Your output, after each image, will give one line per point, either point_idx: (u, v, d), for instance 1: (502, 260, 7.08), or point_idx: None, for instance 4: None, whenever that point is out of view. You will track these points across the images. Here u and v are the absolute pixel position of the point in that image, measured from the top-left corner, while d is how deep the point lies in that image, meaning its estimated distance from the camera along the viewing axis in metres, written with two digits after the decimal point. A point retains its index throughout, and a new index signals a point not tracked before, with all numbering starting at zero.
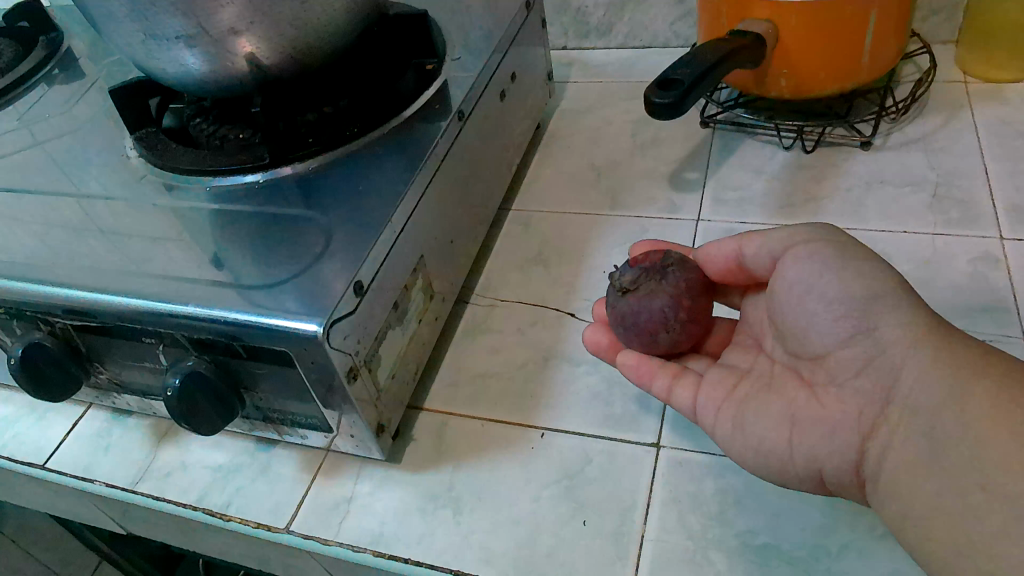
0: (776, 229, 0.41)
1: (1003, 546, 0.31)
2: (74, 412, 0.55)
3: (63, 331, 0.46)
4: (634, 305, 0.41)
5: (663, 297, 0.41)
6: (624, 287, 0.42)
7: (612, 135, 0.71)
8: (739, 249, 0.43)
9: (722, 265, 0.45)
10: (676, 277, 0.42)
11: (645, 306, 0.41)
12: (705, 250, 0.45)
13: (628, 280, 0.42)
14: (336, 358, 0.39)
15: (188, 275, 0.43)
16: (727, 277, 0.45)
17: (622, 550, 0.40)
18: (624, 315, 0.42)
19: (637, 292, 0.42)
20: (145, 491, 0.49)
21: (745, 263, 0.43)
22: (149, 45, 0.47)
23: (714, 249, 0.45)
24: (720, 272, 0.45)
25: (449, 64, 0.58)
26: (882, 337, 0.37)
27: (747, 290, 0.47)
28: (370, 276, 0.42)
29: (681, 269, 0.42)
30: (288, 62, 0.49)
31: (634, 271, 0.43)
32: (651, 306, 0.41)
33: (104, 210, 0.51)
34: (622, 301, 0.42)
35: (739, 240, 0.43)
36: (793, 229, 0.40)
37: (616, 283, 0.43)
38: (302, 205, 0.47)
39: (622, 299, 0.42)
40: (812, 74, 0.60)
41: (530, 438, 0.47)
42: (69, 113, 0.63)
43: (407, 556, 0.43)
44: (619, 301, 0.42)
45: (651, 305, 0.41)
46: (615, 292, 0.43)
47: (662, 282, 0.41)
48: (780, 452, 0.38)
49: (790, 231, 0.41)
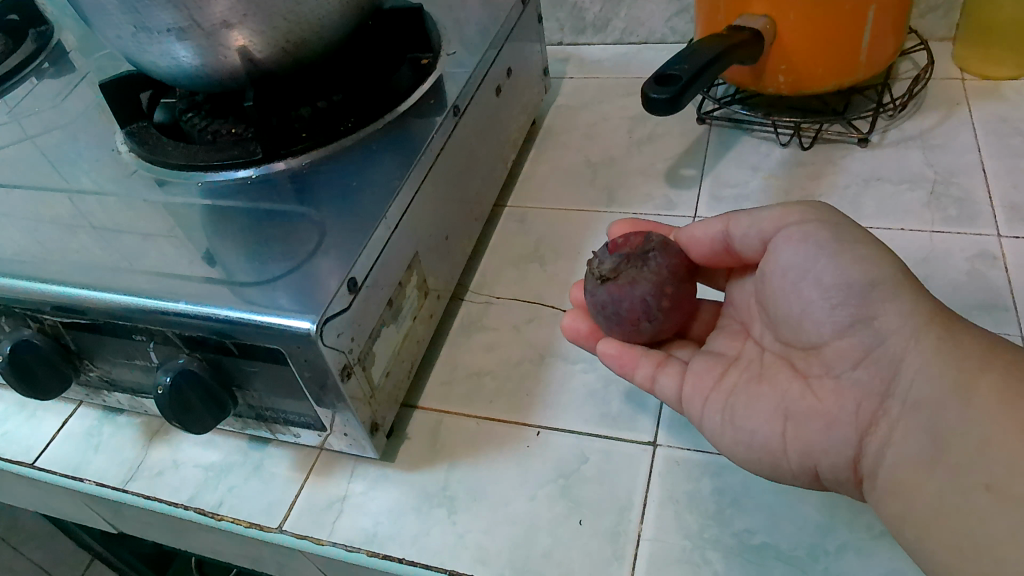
0: (765, 209, 0.41)
1: (1005, 550, 0.31)
2: (65, 410, 0.54)
3: (52, 329, 0.46)
4: (615, 294, 0.41)
5: (644, 284, 0.40)
6: (605, 274, 0.41)
7: (608, 131, 0.71)
8: (727, 230, 0.42)
9: (707, 247, 0.44)
10: (658, 262, 0.41)
11: (627, 294, 0.40)
12: (691, 233, 0.45)
13: (608, 268, 0.41)
14: (330, 356, 0.39)
15: (179, 272, 0.43)
16: (711, 259, 0.45)
17: (619, 550, 0.40)
18: (604, 304, 0.41)
19: (618, 280, 0.41)
20: (135, 490, 0.48)
21: (732, 245, 0.43)
22: (140, 38, 0.46)
23: (699, 230, 0.44)
24: (705, 254, 0.45)
25: (444, 59, 0.58)
26: (882, 329, 0.36)
27: (733, 274, 0.47)
28: (365, 272, 0.42)
29: (663, 254, 0.42)
30: (282, 55, 0.49)
31: (614, 258, 0.41)
32: (633, 294, 0.40)
33: (95, 205, 0.50)
34: (602, 289, 0.41)
35: (725, 222, 0.42)
36: (784, 208, 0.40)
37: (596, 270, 0.42)
38: (295, 200, 0.47)
39: (602, 286, 0.41)
40: (810, 70, 0.59)
41: (526, 437, 0.47)
42: (59, 107, 0.63)
43: (401, 556, 0.42)
44: (598, 289, 0.42)
45: (633, 294, 0.40)
46: (594, 279, 0.42)
47: (644, 268, 0.41)
48: (777, 451, 0.38)
49: (782, 210, 0.40)
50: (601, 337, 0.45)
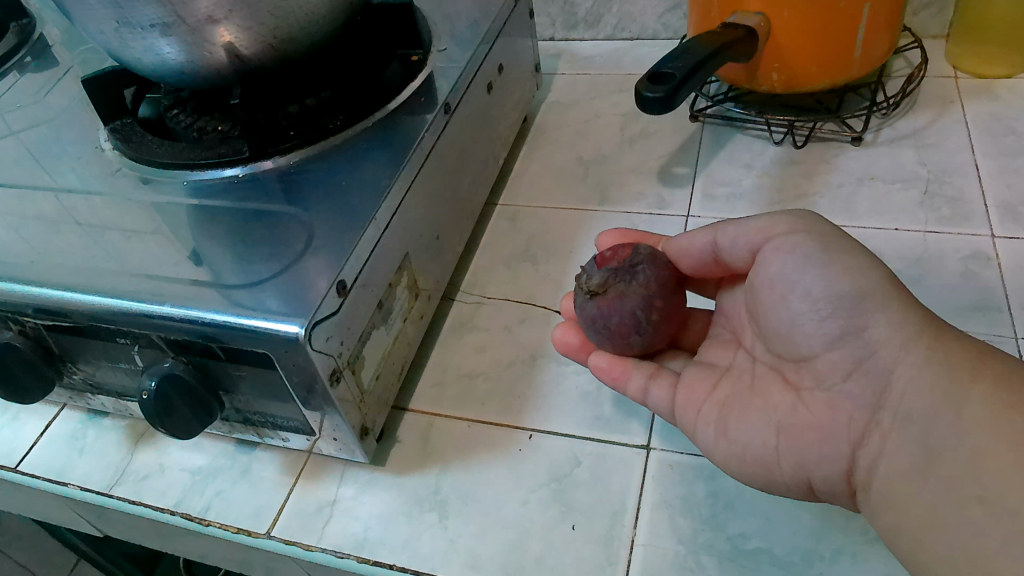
0: (753, 219, 0.40)
1: (999, 563, 0.30)
2: (48, 412, 0.53)
3: (34, 331, 0.45)
4: (603, 308, 0.40)
5: (634, 299, 0.40)
6: (593, 290, 0.41)
7: (601, 128, 0.70)
8: (715, 240, 0.42)
9: (697, 259, 0.44)
10: (646, 275, 0.40)
11: (616, 309, 0.40)
12: (680, 244, 0.44)
13: (596, 282, 0.41)
14: (319, 360, 0.38)
15: (165, 273, 0.42)
16: (701, 270, 0.44)
17: (612, 554, 0.40)
18: (594, 318, 0.41)
19: (606, 295, 0.40)
20: (121, 494, 0.47)
21: (721, 255, 0.42)
22: (123, 33, 0.45)
23: (687, 242, 0.44)
24: (693, 265, 0.44)
25: (434, 55, 0.57)
26: (871, 338, 0.36)
27: (723, 282, 0.46)
28: (354, 274, 0.41)
29: (652, 266, 0.41)
30: (267, 52, 0.48)
31: (602, 272, 0.41)
32: (622, 308, 0.40)
33: (79, 203, 0.49)
34: (591, 303, 0.41)
35: (713, 232, 0.42)
36: (771, 219, 0.39)
37: (584, 285, 0.41)
38: (282, 200, 0.46)
39: (591, 301, 0.41)
40: (803, 68, 0.59)
41: (517, 439, 0.46)
42: (42, 102, 0.61)
43: (392, 562, 0.42)
44: (587, 304, 0.41)
45: (622, 308, 0.40)
46: (583, 294, 0.42)
47: (632, 282, 0.40)
48: (767, 460, 0.38)
49: (769, 220, 0.39)
50: (591, 350, 0.45)
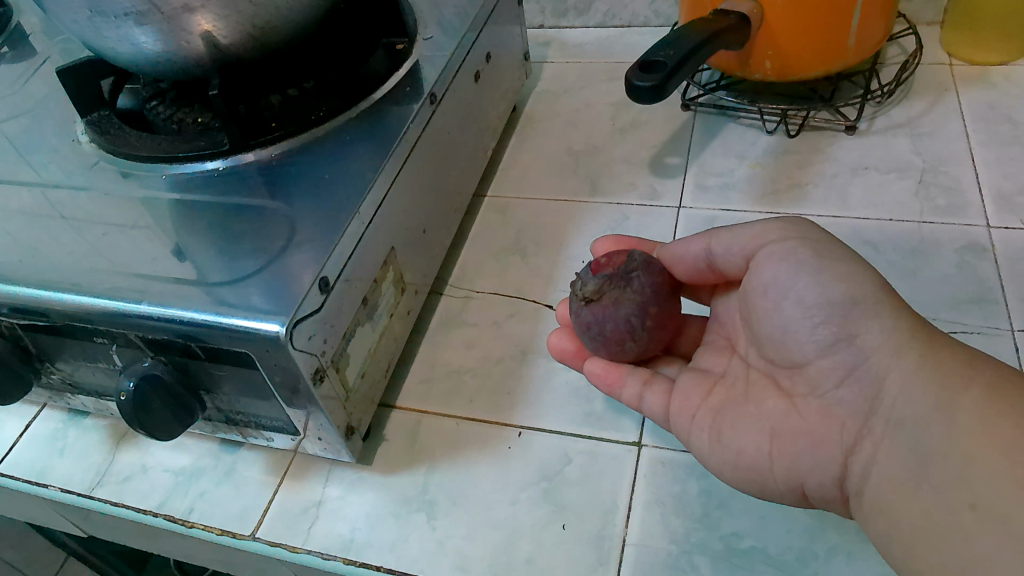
0: (746, 225, 0.40)
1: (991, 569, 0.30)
2: (29, 412, 0.52)
3: (9, 331, 0.43)
4: (598, 314, 0.39)
5: (628, 305, 0.39)
6: (588, 296, 0.40)
7: (592, 118, 0.69)
8: (708, 247, 0.41)
9: (691, 266, 0.43)
10: (641, 282, 0.39)
11: (610, 315, 0.39)
12: (673, 250, 0.43)
13: (590, 289, 0.40)
14: (301, 360, 0.37)
15: (146, 270, 0.41)
16: (695, 276, 0.44)
17: (604, 555, 0.39)
18: (588, 324, 0.40)
19: (600, 301, 0.39)
20: (102, 496, 0.46)
21: (715, 263, 0.42)
22: (97, 22, 0.43)
23: (682, 248, 0.43)
24: (688, 272, 0.43)
25: (420, 44, 0.55)
26: (864, 345, 0.35)
27: (717, 289, 0.46)
28: (337, 271, 0.40)
29: (646, 273, 0.40)
30: (247, 42, 0.46)
31: (597, 279, 0.40)
32: (617, 315, 0.39)
33: (56, 198, 0.48)
34: (585, 309, 0.40)
35: (707, 238, 0.41)
36: (765, 226, 0.39)
37: (578, 291, 0.41)
38: (265, 195, 0.45)
39: (585, 308, 0.40)
40: (797, 56, 0.58)
41: (507, 437, 0.45)
42: (20, 93, 0.60)
43: (379, 564, 0.41)
44: (582, 310, 0.40)
45: (616, 314, 0.39)
46: (578, 300, 0.41)
47: (626, 289, 0.39)
48: (760, 465, 0.37)
49: (763, 227, 0.39)
50: (587, 358, 0.44)
